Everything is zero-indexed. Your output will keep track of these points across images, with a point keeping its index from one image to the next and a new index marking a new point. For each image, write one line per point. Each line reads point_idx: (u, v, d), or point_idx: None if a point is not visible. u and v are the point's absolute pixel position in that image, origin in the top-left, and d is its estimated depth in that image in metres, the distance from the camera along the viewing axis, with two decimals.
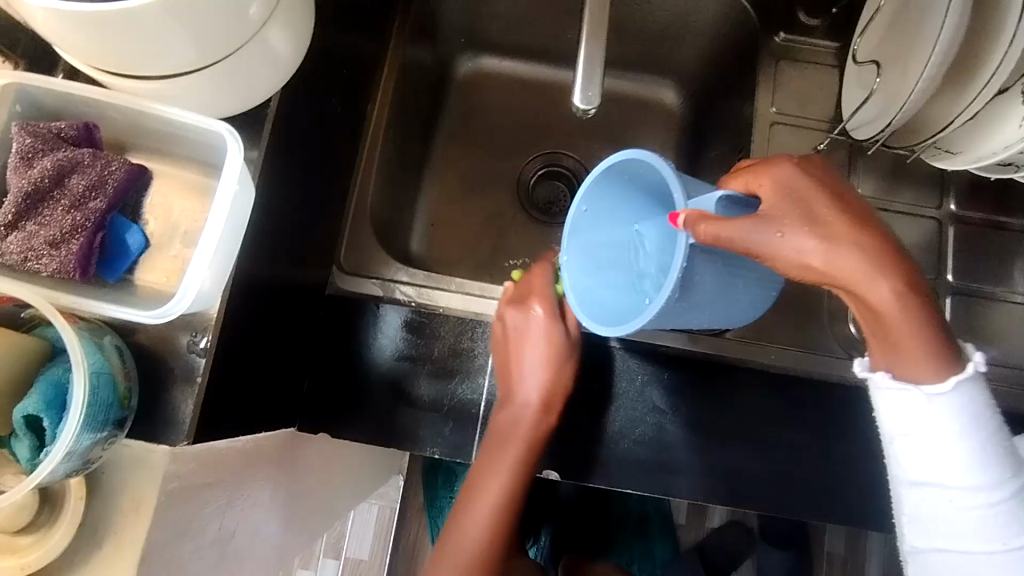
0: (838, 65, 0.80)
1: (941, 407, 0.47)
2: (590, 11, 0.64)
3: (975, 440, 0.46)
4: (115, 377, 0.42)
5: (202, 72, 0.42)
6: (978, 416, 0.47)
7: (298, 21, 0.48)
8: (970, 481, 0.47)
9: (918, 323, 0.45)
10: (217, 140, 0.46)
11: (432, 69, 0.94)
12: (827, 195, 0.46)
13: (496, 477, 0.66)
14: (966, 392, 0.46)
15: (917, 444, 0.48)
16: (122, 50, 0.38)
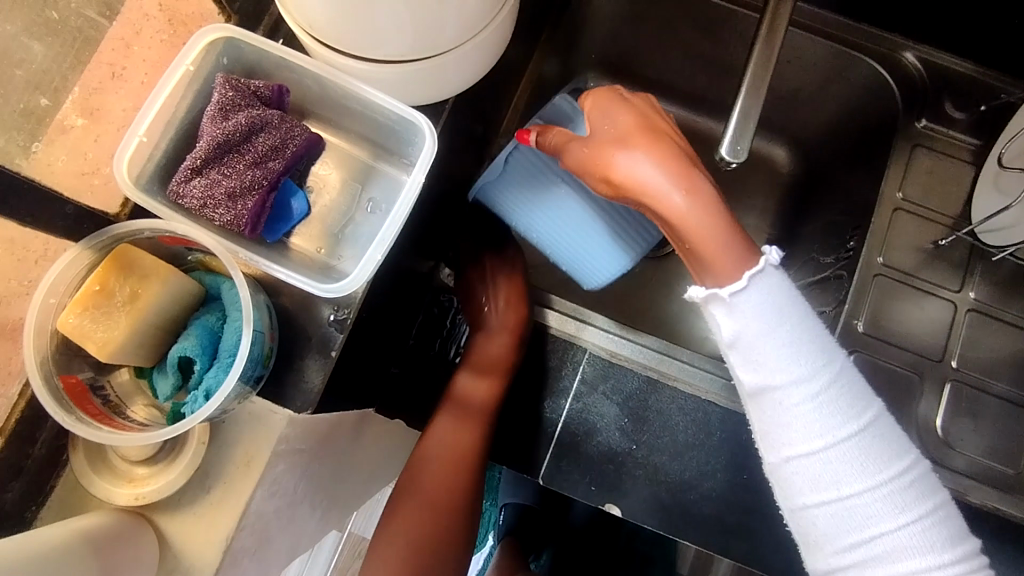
0: (974, 163, 0.78)
1: (744, 305, 0.45)
2: (754, 65, 0.64)
3: (798, 344, 0.45)
4: (265, 336, 0.43)
5: (414, 65, 0.43)
6: (782, 304, 0.45)
7: (506, 32, 0.48)
8: (797, 371, 0.45)
9: (720, 236, 0.47)
10: (408, 129, 0.48)
11: (557, 82, 0.94)
12: (637, 118, 0.53)
13: (454, 435, 0.69)
14: (764, 284, 0.45)
15: (745, 352, 0.46)
16: (355, 30, 0.40)
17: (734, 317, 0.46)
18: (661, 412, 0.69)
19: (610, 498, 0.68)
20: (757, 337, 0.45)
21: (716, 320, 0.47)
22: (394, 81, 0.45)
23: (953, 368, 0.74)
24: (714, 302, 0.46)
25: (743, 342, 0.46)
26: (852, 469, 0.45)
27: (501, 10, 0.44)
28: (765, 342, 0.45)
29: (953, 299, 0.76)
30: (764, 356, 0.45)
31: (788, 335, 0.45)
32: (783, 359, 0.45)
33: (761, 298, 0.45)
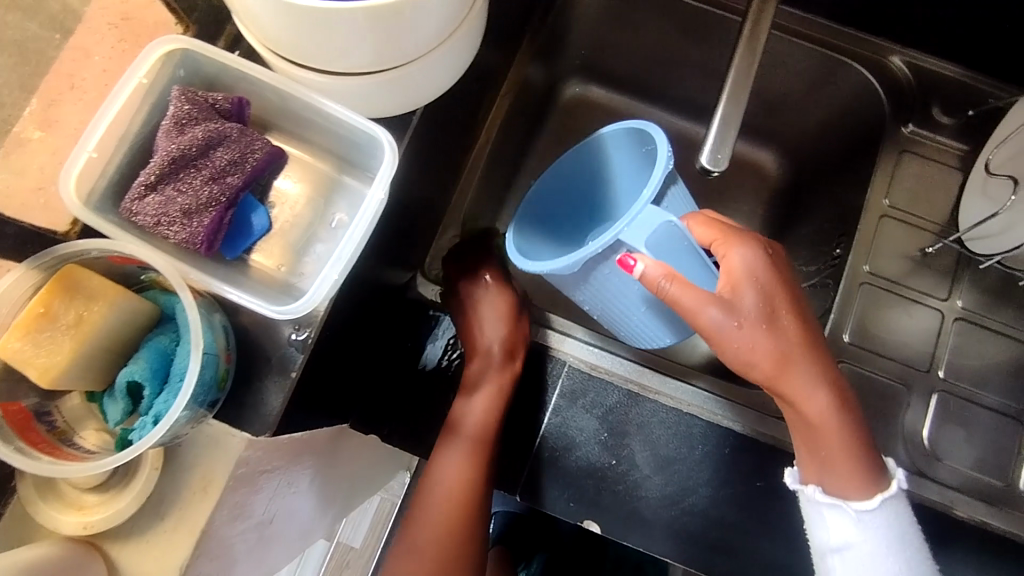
0: (961, 169, 0.77)
1: (869, 525, 0.57)
2: (734, 72, 0.62)
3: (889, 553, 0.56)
4: (220, 358, 0.42)
5: (379, 76, 0.42)
6: (899, 530, 0.57)
7: (476, 34, 0.46)
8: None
9: (857, 468, 0.57)
10: (370, 140, 0.46)
11: (541, 88, 0.93)
12: (784, 293, 0.56)
13: (458, 470, 0.67)
14: (889, 506, 0.57)
15: (848, 565, 0.56)
16: (313, 46, 0.38)
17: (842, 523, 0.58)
18: (643, 426, 0.68)
19: (590, 514, 0.67)
20: (870, 556, 0.56)
21: (817, 510, 0.59)
22: (361, 93, 0.43)
23: (941, 379, 0.73)
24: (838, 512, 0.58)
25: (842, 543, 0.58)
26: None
27: (467, 16, 0.42)
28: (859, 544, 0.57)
29: (941, 308, 0.75)
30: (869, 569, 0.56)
31: (884, 554, 0.56)
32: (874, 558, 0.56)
33: (872, 522, 0.57)
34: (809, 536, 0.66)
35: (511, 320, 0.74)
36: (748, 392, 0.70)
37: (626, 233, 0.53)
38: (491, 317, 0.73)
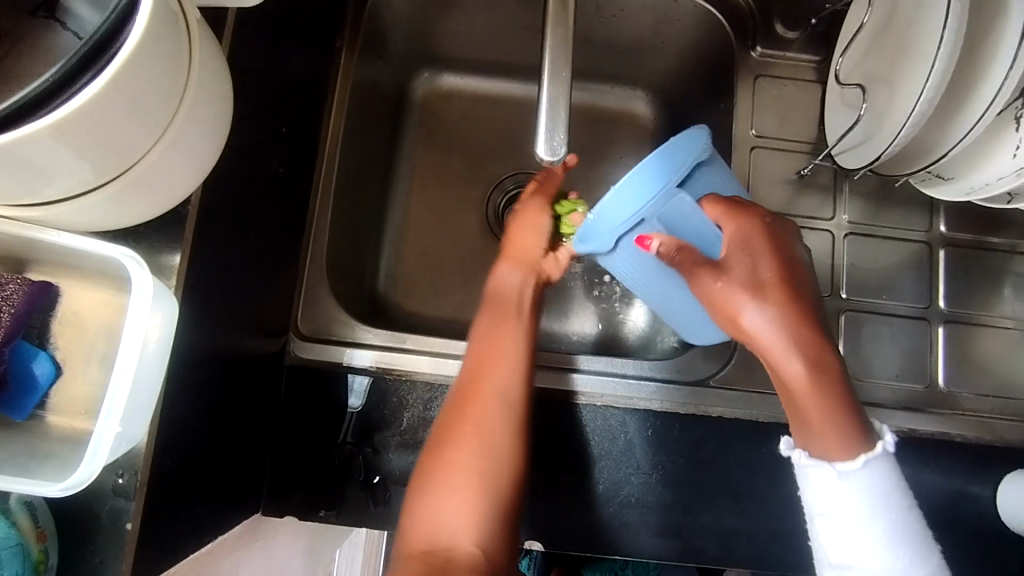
0: (819, 81, 0.75)
1: (852, 483, 0.47)
2: (551, 46, 0.57)
3: (889, 527, 0.46)
4: (24, 544, 0.38)
5: (109, 187, 0.36)
6: (890, 492, 0.47)
7: (221, 98, 0.41)
8: (888, 559, 0.46)
9: (826, 410, 0.48)
10: (118, 258, 0.40)
11: (388, 91, 0.86)
12: (771, 257, 0.51)
13: (475, 462, 0.52)
14: (876, 469, 0.47)
15: (834, 525, 0.47)
16: (4, 188, 0.32)
17: (837, 489, 0.47)
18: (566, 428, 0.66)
19: (530, 533, 0.64)
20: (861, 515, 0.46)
21: (811, 476, 0.49)
22: (102, 208, 0.38)
23: (845, 298, 0.71)
24: (827, 472, 0.48)
25: (831, 509, 0.47)
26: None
27: (183, 92, 0.37)
28: (849, 503, 0.47)
29: (829, 228, 0.73)
30: (861, 537, 0.46)
31: (862, 526, 0.46)
32: (867, 528, 0.46)
33: (855, 489, 0.47)
34: (748, 494, 0.66)
35: (522, 316, 0.61)
36: (657, 367, 0.68)
37: (649, 212, 0.51)
38: (508, 302, 0.62)
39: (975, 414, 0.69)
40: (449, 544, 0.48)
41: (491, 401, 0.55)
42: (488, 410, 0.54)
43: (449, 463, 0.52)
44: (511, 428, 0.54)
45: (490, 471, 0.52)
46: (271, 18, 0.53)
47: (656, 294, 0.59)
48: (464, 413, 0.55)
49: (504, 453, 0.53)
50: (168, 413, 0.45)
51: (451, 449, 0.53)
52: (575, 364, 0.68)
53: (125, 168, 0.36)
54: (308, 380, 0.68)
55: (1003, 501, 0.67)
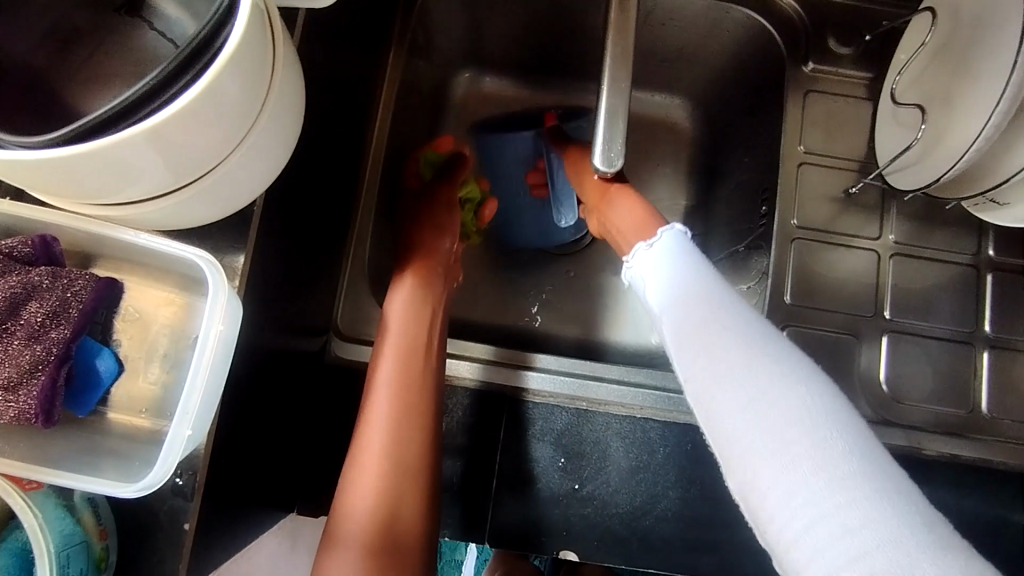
0: (870, 99, 0.75)
1: (667, 248, 0.56)
2: (611, 55, 0.56)
3: (696, 281, 0.52)
4: (90, 543, 0.38)
5: (192, 189, 0.37)
6: (689, 250, 0.56)
7: (295, 100, 0.41)
8: (695, 291, 0.51)
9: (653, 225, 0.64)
10: (194, 262, 0.40)
11: (429, 91, 0.86)
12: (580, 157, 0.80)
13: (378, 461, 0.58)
14: (676, 237, 0.57)
15: (677, 298, 0.51)
16: (97, 188, 0.33)
17: (648, 261, 0.57)
18: (606, 436, 0.65)
19: (567, 543, 0.64)
20: (691, 288, 0.51)
21: (651, 265, 0.57)
22: (182, 209, 0.38)
23: (888, 319, 0.71)
24: (640, 254, 0.58)
25: (647, 276, 0.56)
26: (765, 374, 0.44)
27: (267, 97, 0.37)
28: (663, 276, 0.55)
29: (875, 248, 0.72)
30: (666, 283, 0.54)
31: (682, 299, 0.51)
32: (679, 284, 0.52)
33: (656, 256, 0.57)
34: None
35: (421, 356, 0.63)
36: None
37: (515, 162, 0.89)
38: (409, 334, 0.64)
39: (1017, 441, 0.68)
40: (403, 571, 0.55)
41: (406, 408, 0.60)
42: (389, 381, 0.62)
43: (365, 476, 0.57)
44: (418, 394, 0.61)
45: (412, 491, 0.58)
46: (334, 19, 0.53)
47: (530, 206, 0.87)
48: (377, 433, 0.59)
49: (404, 437, 0.59)
50: (224, 414, 0.44)
51: (361, 476, 0.57)
52: (601, 374, 0.67)
53: (208, 170, 0.36)
54: (346, 381, 0.68)
55: None
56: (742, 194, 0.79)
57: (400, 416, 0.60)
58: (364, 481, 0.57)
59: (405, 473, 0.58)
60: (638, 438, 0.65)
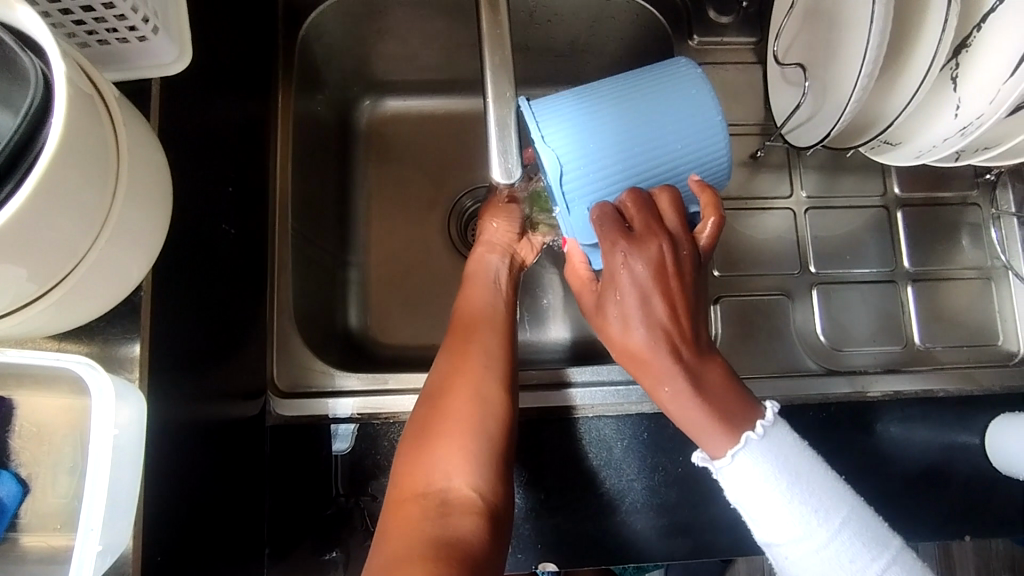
0: (759, 62, 0.76)
1: (747, 458, 0.46)
2: (490, 66, 0.56)
3: (798, 489, 0.46)
4: None
5: (60, 290, 0.35)
6: (781, 453, 0.46)
7: (154, 176, 0.39)
8: (807, 522, 0.46)
9: (694, 421, 0.47)
10: (73, 367, 0.38)
11: (333, 125, 0.84)
12: (604, 243, 0.47)
13: (456, 378, 0.56)
14: (763, 443, 0.46)
15: (775, 530, 0.46)
16: None
17: (748, 481, 0.46)
18: (583, 437, 0.66)
19: (543, 555, 0.64)
20: (789, 502, 0.46)
21: (731, 481, 0.47)
22: (56, 313, 0.36)
23: (814, 272, 0.72)
24: (724, 465, 0.47)
25: (742, 498, 0.46)
26: (859, 560, 0.46)
27: (116, 185, 0.35)
28: (765, 490, 0.46)
29: (789, 206, 0.74)
30: (774, 506, 0.46)
31: (772, 504, 0.46)
32: (780, 502, 0.46)
33: (759, 471, 0.46)
34: None
35: (496, 299, 0.65)
36: None
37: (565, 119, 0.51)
38: (486, 281, 0.66)
39: (953, 367, 0.70)
40: (448, 489, 0.50)
41: (493, 329, 0.61)
42: (478, 323, 0.61)
43: (445, 393, 0.55)
44: (501, 331, 0.61)
45: (499, 395, 0.55)
46: (199, 77, 0.51)
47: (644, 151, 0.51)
48: (468, 343, 0.59)
49: (489, 361, 0.57)
50: (152, 509, 0.42)
51: (455, 370, 0.57)
52: (570, 378, 0.67)
53: (71, 268, 0.34)
54: (293, 436, 0.66)
55: (992, 447, 0.67)
56: None
57: (486, 343, 0.59)
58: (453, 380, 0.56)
59: (477, 392, 0.55)
60: (592, 438, 0.66)
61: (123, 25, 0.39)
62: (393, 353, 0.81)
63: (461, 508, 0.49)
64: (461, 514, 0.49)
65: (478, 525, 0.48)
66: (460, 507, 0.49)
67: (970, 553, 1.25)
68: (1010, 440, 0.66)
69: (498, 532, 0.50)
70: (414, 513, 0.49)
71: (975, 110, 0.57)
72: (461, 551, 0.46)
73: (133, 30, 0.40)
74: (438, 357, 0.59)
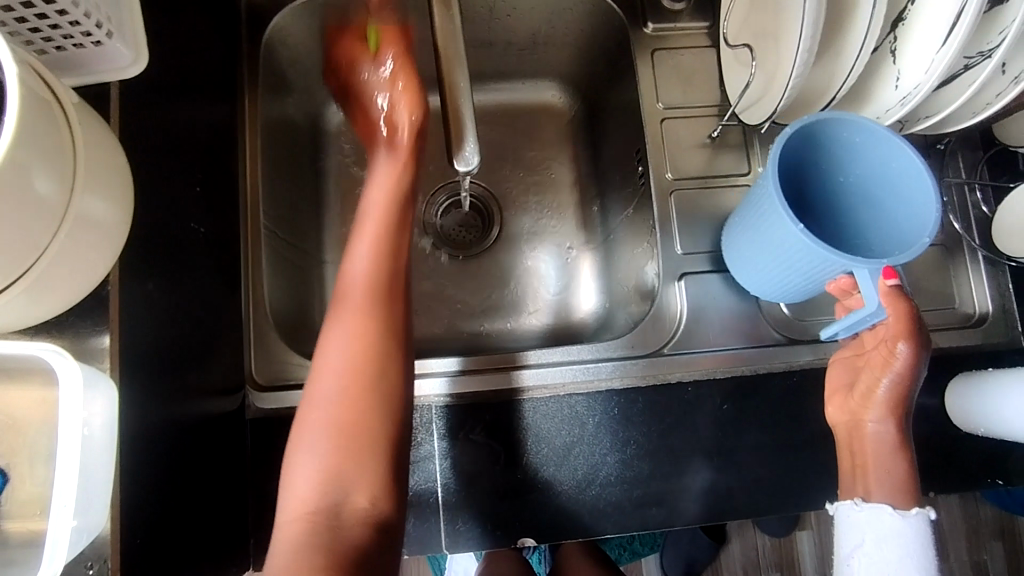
0: (713, 45, 0.78)
1: (900, 528, 0.57)
2: (444, 58, 0.58)
3: (910, 551, 0.57)
4: None
5: (23, 283, 0.36)
6: (923, 544, 0.57)
7: (112, 173, 0.41)
8: None
9: (887, 467, 0.60)
10: (40, 357, 0.39)
11: (303, 127, 0.86)
12: (899, 326, 0.54)
13: (337, 375, 0.54)
14: (917, 524, 0.57)
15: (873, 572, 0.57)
16: None
17: (881, 523, 0.58)
18: (535, 421, 0.67)
19: (521, 531, 0.66)
20: (896, 561, 0.56)
21: (863, 517, 0.59)
22: (22, 304, 0.37)
23: None
24: (877, 518, 0.58)
25: (872, 535, 0.58)
26: None
27: (75, 181, 0.37)
28: (890, 549, 0.57)
29: (749, 182, 0.75)
30: (887, 555, 0.57)
31: (883, 547, 0.57)
32: (893, 553, 0.57)
33: (895, 536, 0.57)
34: (718, 452, 0.68)
35: (385, 239, 0.60)
36: (612, 347, 0.70)
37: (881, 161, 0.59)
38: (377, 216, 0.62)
39: None
40: (342, 506, 0.50)
41: (376, 301, 0.57)
42: (360, 292, 0.58)
43: (328, 393, 0.54)
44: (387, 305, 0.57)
45: (389, 391, 0.54)
46: (159, 81, 0.53)
47: (898, 219, 0.60)
48: (349, 324, 0.56)
49: (370, 346, 0.55)
50: (129, 495, 0.44)
51: (333, 362, 0.55)
52: (525, 360, 0.69)
53: (34, 259, 0.36)
54: (272, 429, 0.68)
55: (951, 406, 0.70)
56: (623, 157, 0.82)
57: (371, 325, 0.56)
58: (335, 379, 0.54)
59: (361, 387, 0.54)
60: (537, 420, 0.67)
61: (78, 31, 0.41)
62: None
63: (351, 522, 0.50)
64: (352, 528, 0.50)
65: (370, 537, 0.50)
66: (353, 519, 0.50)
67: (958, 517, 1.28)
68: (969, 398, 0.68)
69: (389, 528, 0.52)
70: (305, 531, 0.49)
71: (913, 81, 0.59)
72: (355, 563, 0.48)
73: (88, 35, 0.42)
74: (321, 339, 0.57)
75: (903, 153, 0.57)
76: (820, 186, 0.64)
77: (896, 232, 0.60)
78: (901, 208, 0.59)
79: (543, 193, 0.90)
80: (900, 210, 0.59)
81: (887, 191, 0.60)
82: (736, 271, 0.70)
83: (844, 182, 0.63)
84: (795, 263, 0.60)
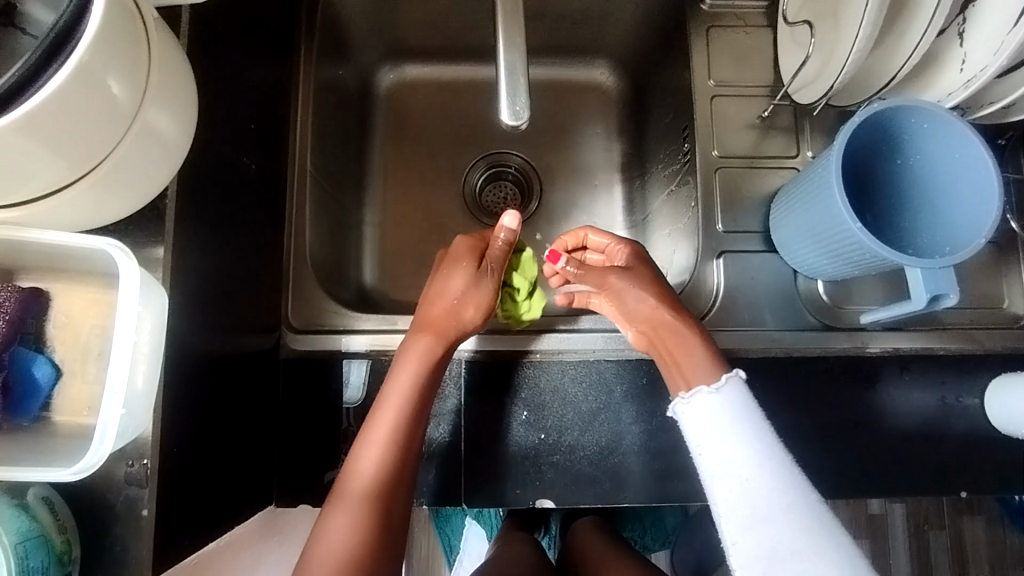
0: (770, 26, 0.77)
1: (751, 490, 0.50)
2: (503, 13, 0.59)
3: (773, 515, 0.49)
4: (48, 537, 0.40)
5: (88, 180, 0.38)
6: (744, 406, 0.53)
7: (180, 90, 0.42)
8: (749, 456, 0.51)
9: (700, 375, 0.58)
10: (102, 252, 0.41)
11: (353, 86, 0.87)
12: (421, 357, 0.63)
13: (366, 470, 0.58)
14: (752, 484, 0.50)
15: (712, 458, 0.52)
16: None
17: (708, 429, 0.53)
18: (556, 382, 0.68)
19: (539, 493, 0.66)
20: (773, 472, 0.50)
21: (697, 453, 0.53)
22: (87, 202, 0.39)
23: None
24: (698, 400, 0.54)
25: (702, 432, 0.53)
26: (765, 503, 0.49)
27: (146, 91, 0.39)
28: (747, 489, 0.50)
29: (796, 165, 0.74)
30: (737, 463, 0.51)
31: (702, 435, 0.53)
32: (755, 508, 0.50)
33: (715, 409, 0.53)
34: None
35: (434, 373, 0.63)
36: None
37: (945, 158, 0.59)
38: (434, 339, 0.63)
39: (957, 327, 0.70)
40: None
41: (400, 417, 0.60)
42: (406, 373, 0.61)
43: (350, 515, 0.57)
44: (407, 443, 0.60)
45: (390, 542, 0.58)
46: (224, 16, 0.54)
47: (956, 220, 0.59)
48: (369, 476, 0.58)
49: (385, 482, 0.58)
50: (172, 406, 0.46)
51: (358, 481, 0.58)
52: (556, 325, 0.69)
53: (102, 157, 0.37)
54: (305, 371, 0.70)
55: (992, 405, 0.68)
56: (669, 135, 0.82)
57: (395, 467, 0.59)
58: (402, 390, 0.61)
59: (376, 509, 0.57)
60: (560, 381, 0.68)
61: None
62: (404, 305, 0.84)
63: None
64: None
65: None
66: None
67: (984, 541, 1.24)
68: (1011, 398, 0.66)
69: None
70: None
71: (979, 62, 0.57)
72: None
73: None
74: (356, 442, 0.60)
75: (968, 149, 0.56)
76: (873, 173, 0.63)
77: (953, 227, 0.59)
78: (961, 207, 0.58)
79: (584, 168, 0.90)
80: (959, 207, 0.58)
81: (942, 182, 0.60)
82: (785, 252, 0.70)
83: (901, 165, 0.62)
84: (841, 250, 0.61)
